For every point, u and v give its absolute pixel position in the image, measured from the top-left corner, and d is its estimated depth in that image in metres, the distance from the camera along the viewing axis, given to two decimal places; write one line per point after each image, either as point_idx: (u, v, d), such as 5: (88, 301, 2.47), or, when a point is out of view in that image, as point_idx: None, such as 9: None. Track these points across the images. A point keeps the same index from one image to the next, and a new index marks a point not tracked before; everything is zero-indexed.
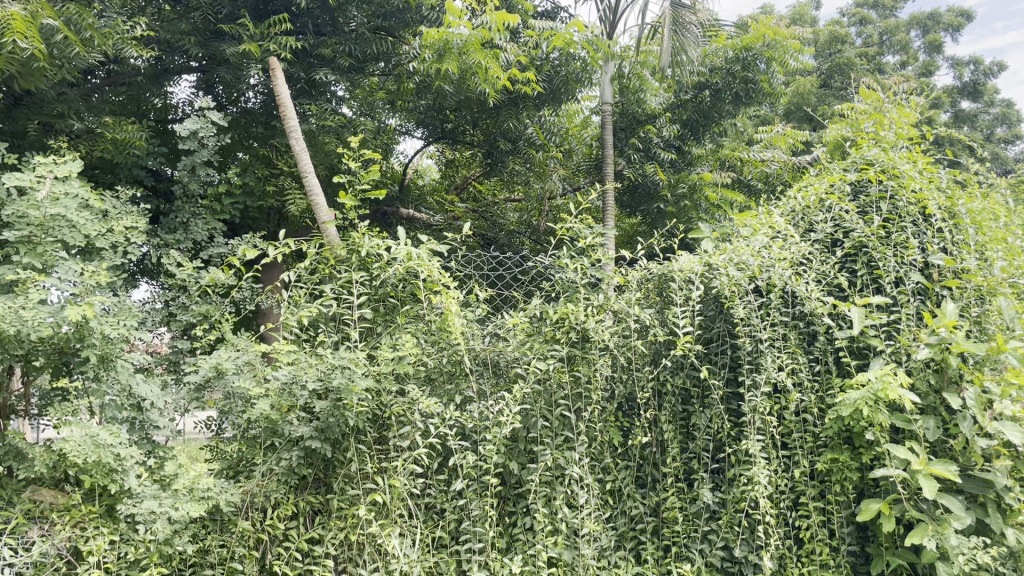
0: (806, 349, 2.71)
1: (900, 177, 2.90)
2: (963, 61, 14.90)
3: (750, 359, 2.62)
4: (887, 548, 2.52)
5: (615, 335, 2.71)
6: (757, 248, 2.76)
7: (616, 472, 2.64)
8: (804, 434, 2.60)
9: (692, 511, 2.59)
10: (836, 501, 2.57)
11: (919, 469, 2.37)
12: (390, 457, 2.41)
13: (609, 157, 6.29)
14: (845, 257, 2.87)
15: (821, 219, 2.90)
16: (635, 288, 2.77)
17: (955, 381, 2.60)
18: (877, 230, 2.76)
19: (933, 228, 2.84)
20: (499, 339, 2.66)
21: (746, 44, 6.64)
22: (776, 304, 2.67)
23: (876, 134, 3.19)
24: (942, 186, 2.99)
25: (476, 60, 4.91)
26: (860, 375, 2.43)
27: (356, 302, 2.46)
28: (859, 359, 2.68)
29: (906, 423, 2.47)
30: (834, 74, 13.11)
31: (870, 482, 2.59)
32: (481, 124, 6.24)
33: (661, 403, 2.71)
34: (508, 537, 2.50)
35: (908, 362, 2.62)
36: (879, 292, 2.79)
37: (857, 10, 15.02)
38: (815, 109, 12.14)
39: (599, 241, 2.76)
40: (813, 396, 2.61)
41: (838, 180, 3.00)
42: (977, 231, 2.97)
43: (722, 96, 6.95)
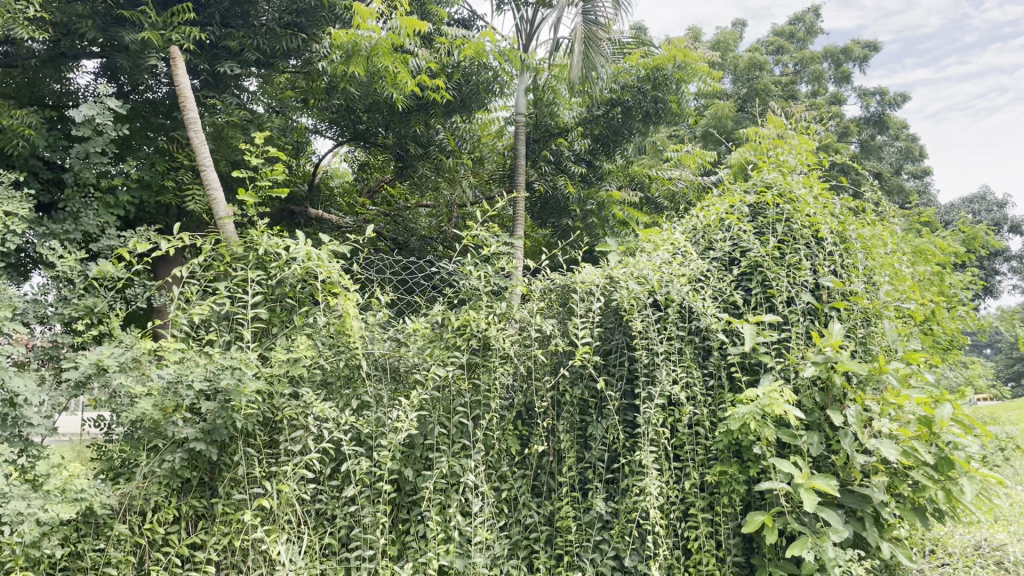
0: (701, 363, 2.78)
1: (796, 202, 3.02)
2: (871, 94, 15.73)
3: (647, 371, 2.65)
4: (770, 560, 2.60)
5: (516, 343, 2.71)
6: (658, 263, 2.81)
7: (513, 481, 2.65)
8: (696, 446, 2.66)
9: (585, 520, 2.61)
10: (723, 513, 2.63)
11: (801, 483, 2.44)
12: (280, 461, 2.36)
13: (521, 167, 6.33)
14: (741, 275, 2.96)
15: (721, 238, 2.98)
16: (538, 298, 2.80)
17: (839, 399, 2.70)
18: (772, 251, 2.86)
19: (824, 251, 2.96)
20: (399, 345, 2.63)
21: (657, 63, 6.82)
22: (673, 319, 2.72)
23: (777, 159, 3.31)
24: (835, 212, 3.13)
25: (384, 64, 4.91)
26: (749, 391, 2.49)
27: (250, 302, 2.38)
28: (750, 375, 2.75)
29: (791, 438, 2.55)
30: (753, 99, 13.67)
31: (757, 495, 2.67)
32: (395, 129, 6.20)
33: (559, 413, 2.73)
34: (400, 545, 2.48)
35: (795, 379, 2.70)
36: (772, 310, 2.88)
37: (774, 39, 15.72)
38: (729, 133, 12.58)
39: (504, 250, 2.75)
40: (705, 409, 2.68)
41: (738, 202, 3.10)
42: (866, 257, 3.09)
43: (632, 113, 7.09)
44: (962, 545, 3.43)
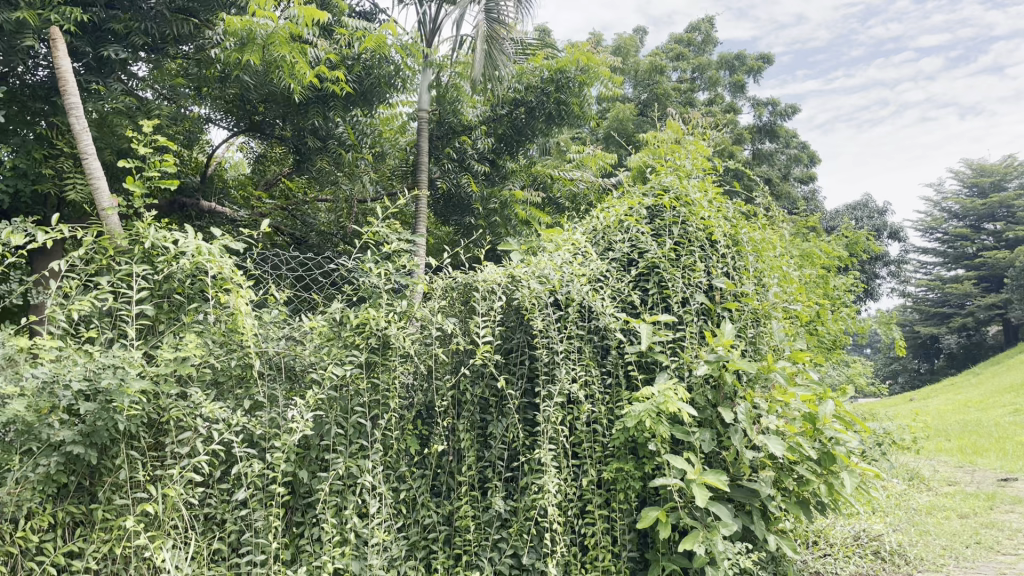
0: (599, 362, 2.81)
1: (691, 205, 3.11)
2: (763, 104, 16.33)
3: (546, 369, 2.66)
4: (663, 554, 2.66)
5: (416, 342, 2.67)
6: (559, 263, 2.82)
7: (411, 481, 2.60)
8: (594, 444, 2.69)
9: (484, 519, 2.61)
10: (619, 509, 2.68)
11: (694, 479, 2.50)
12: (166, 465, 2.26)
13: (424, 162, 6.29)
14: (639, 276, 3.02)
15: (620, 239, 3.03)
16: (439, 296, 2.77)
17: (729, 397, 2.78)
18: (668, 252, 2.93)
19: (717, 253, 3.06)
20: (294, 344, 2.58)
21: (561, 66, 7.04)
22: (573, 318, 2.74)
23: (674, 162, 3.39)
24: (728, 216, 3.24)
25: (281, 54, 4.78)
26: (644, 390, 2.53)
27: (135, 297, 2.26)
28: (647, 373, 2.81)
29: (685, 434, 2.60)
30: (652, 103, 13.98)
31: (651, 491, 2.73)
32: (291, 120, 6.02)
33: (459, 412, 2.71)
34: (294, 548, 2.41)
35: (690, 377, 2.77)
36: (667, 311, 2.95)
37: (673, 46, 15.96)
38: (630, 136, 12.81)
39: (406, 248, 2.71)
40: (603, 407, 2.71)
41: (637, 204, 3.16)
42: (756, 259, 3.25)
43: (535, 114, 7.27)
44: (842, 536, 3.61)
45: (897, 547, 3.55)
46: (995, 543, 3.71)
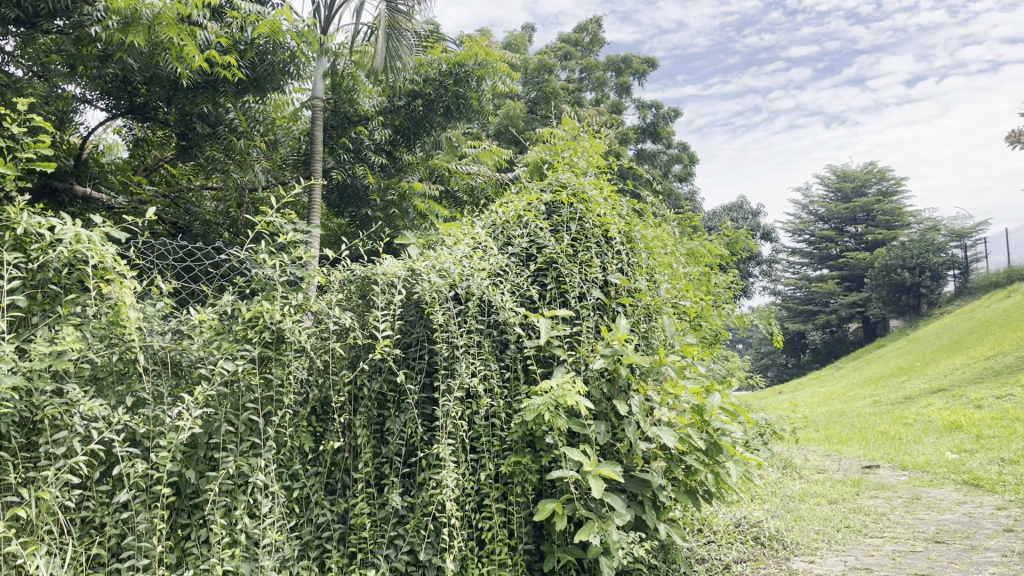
0: (497, 356, 2.82)
1: (588, 202, 3.16)
2: (647, 106, 16.86)
3: (446, 364, 2.64)
4: (558, 546, 2.69)
5: (312, 336, 2.57)
6: (459, 257, 2.80)
7: (305, 479, 2.51)
8: (492, 438, 2.68)
9: (380, 516, 2.56)
10: (516, 503, 2.69)
11: (589, 470, 2.54)
12: (39, 466, 2.10)
13: (319, 152, 6.20)
14: (537, 271, 3.04)
15: (519, 234, 3.04)
16: (336, 289, 2.66)
17: (623, 390, 2.85)
18: (566, 248, 2.97)
19: (613, 250, 3.13)
20: (182, 337, 2.43)
21: (460, 59, 7.05)
22: (473, 312, 2.73)
23: (570, 159, 3.43)
24: (622, 213, 3.32)
25: (168, 35, 4.57)
26: (543, 383, 2.55)
27: (6, 287, 2.09)
28: (545, 367, 2.85)
29: (581, 427, 2.64)
30: (541, 101, 14.19)
31: (547, 483, 2.76)
32: (177, 104, 5.80)
33: (356, 407, 2.63)
34: (179, 552, 2.30)
35: (586, 371, 2.82)
36: (564, 306, 2.99)
37: (561, 45, 16.31)
38: (520, 133, 12.95)
39: (302, 239, 2.62)
40: (502, 401, 2.71)
41: (535, 200, 3.18)
42: (648, 256, 3.36)
43: (434, 107, 7.25)
44: (725, 523, 3.79)
45: (775, 532, 3.74)
46: (862, 527, 3.95)
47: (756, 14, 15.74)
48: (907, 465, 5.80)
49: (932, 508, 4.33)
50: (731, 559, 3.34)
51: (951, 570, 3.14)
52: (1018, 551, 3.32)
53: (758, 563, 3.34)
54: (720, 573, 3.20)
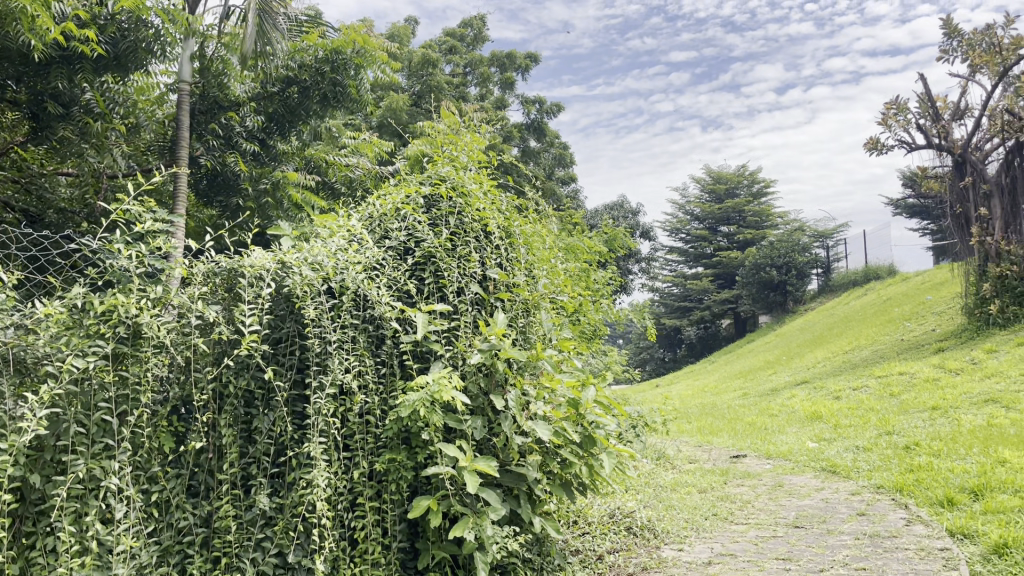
0: (373, 352, 2.75)
1: (467, 196, 3.12)
2: (531, 103, 17.06)
3: (318, 360, 2.56)
4: (433, 543, 2.66)
5: (172, 331, 2.41)
6: (333, 249, 2.72)
7: (165, 482, 2.38)
8: (366, 435, 2.62)
9: (247, 518, 2.45)
10: (390, 501, 2.64)
11: (465, 466, 2.52)
12: None
13: (184, 138, 5.89)
14: (414, 265, 2.99)
15: (396, 228, 2.97)
16: (200, 282, 2.50)
17: (500, 384, 2.85)
18: (444, 242, 2.94)
19: (491, 245, 3.13)
20: (27, 332, 2.23)
21: (336, 45, 6.93)
22: (347, 307, 2.66)
23: (451, 153, 3.39)
24: (502, 208, 3.31)
25: (22, 6, 4.26)
26: (419, 378, 2.51)
27: None
28: (421, 363, 2.81)
29: (458, 422, 2.61)
30: (426, 94, 14.12)
31: (423, 480, 2.72)
32: (27, 82, 5.51)
33: (221, 405, 2.51)
34: (22, 562, 2.13)
35: (463, 366, 2.80)
36: (442, 300, 2.96)
37: (446, 39, 16.28)
38: (404, 126, 12.86)
39: (162, 229, 2.47)
40: (376, 398, 2.66)
41: (413, 192, 3.12)
42: (527, 252, 3.38)
43: (310, 94, 7.06)
44: (600, 514, 3.89)
45: (646, 522, 3.84)
46: (728, 514, 4.11)
47: (637, 18, 16.20)
48: (772, 454, 6.09)
49: (793, 494, 4.55)
50: (604, 550, 3.43)
51: (808, 552, 3.31)
52: (869, 534, 3.53)
53: (630, 552, 3.43)
54: (593, 564, 3.27)
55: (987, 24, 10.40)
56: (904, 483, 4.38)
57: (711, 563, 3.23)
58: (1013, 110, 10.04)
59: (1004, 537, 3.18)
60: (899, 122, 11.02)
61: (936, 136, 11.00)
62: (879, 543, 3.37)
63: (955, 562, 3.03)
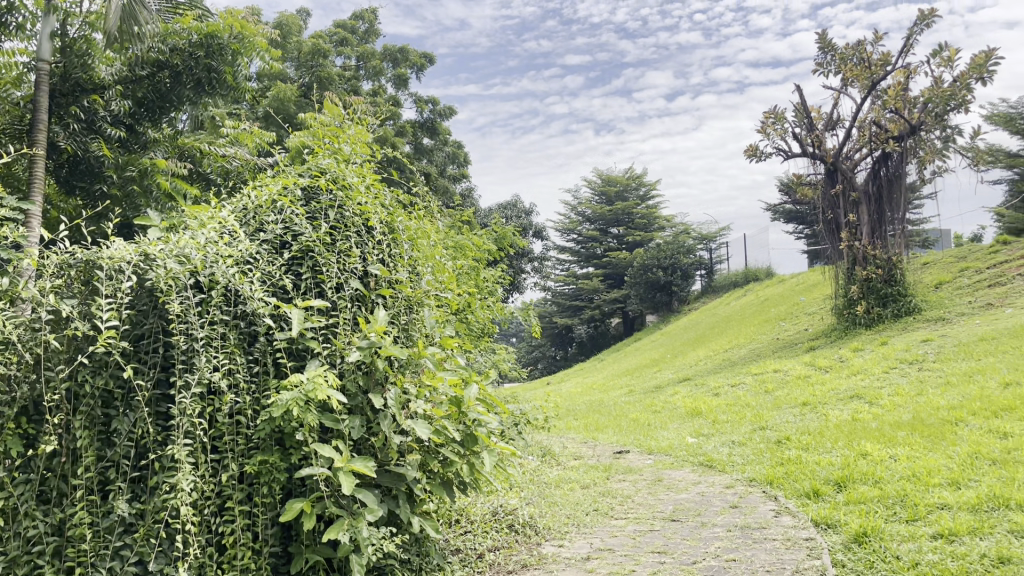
0: (245, 349, 2.63)
1: (348, 189, 3.05)
2: (424, 101, 16.95)
3: (184, 359, 2.44)
4: (307, 546, 2.58)
5: (19, 327, 2.25)
6: (202, 242, 2.60)
7: (11, 489, 2.22)
8: (236, 437, 2.51)
9: (104, 526, 2.31)
10: (262, 504, 2.54)
11: (341, 466, 2.45)
12: None
13: (42, 124, 5.58)
14: (291, 260, 2.89)
15: (272, 220, 2.87)
16: (52, 275, 2.34)
17: (380, 383, 2.79)
18: (323, 237, 2.86)
19: (373, 240, 3.06)
20: None
21: (211, 30, 6.77)
22: (217, 302, 2.54)
23: (333, 146, 3.31)
24: (385, 203, 3.25)
25: None
26: (292, 377, 2.42)
27: None
28: (297, 361, 2.72)
29: (334, 422, 2.54)
30: (316, 86, 13.83)
31: (297, 482, 2.63)
32: None
33: (76, 406, 2.35)
34: None
35: (341, 364, 2.73)
36: (320, 297, 2.87)
37: (337, 31, 15.98)
38: (292, 118, 12.56)
39: (10, 216, 2.29)
40: (248, 397, 2.54)
41: (292, 184, 3.01)
42: (410, 248, 3.34)
43: (182, 79, 6.88)
44: (482, 513, 3.90)
45: (528, 519, 3.87)
46: (609, 509, 4.18)
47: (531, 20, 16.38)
48: (653, 449, 6.24)
49: (671, 489, 4.68)
50: (484, 549, 3.42)
51: (682, 545, 3.40)
52: (740, 526, 3.66)
53: (510, 550, 3.44)
54: (473, 563, 3.26)
55: (857, 40, 10.98)
56: (774, 476, 4.58)
57: (590, 558, 3.28)
58: (879, 123, 10.70)
59: (864, 527, 3.36)
60: (777, 130, 11.53)
61: (811, 145, 11.57)
62: (750, 534, 3.50)
63: (818, 551, 3.17)
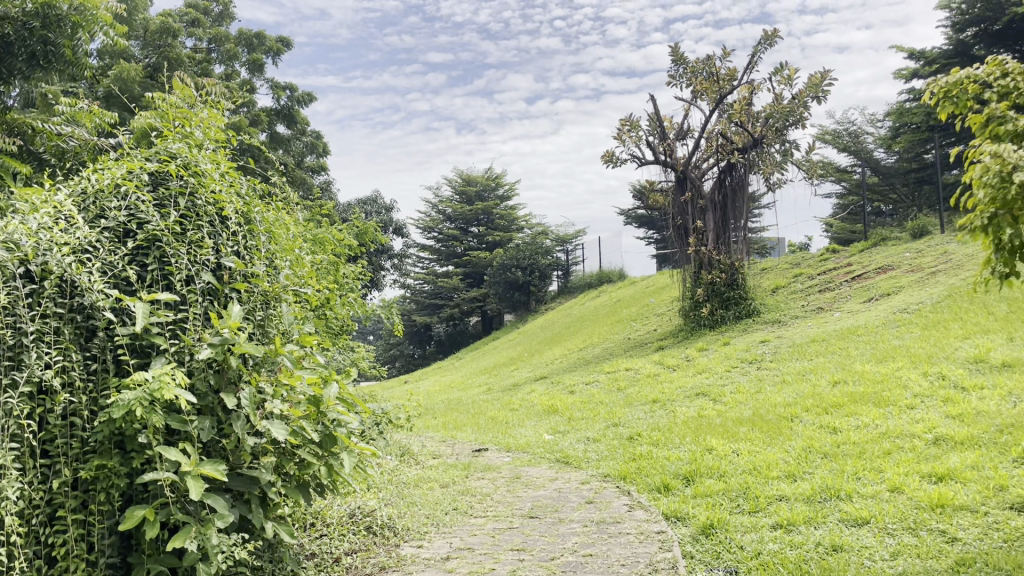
0: (81, 346, 2.42)
1: (201, 176, 2.88)
2: (281, 88, 16.39)
3: (10, 356, 2.21)
4: (149, 556, 2.41)
5: None
6: (34, 227, 2.36)
7: None
8: (70, 440, 2.31)
9: None
10: (98, 512, 2.35)
11: (189, 470, 2.31)
12: None
13: None
14: (136, 249, 2.69)
15: (114, 206, 2.65)
16: None
17: (232, 382, 2.65)
18: (172, 226, 2.68)
19: (227, 231, 2.91)
20: None
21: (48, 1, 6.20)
22: (50, 294, 2.33)
23: (184, 129, 3.11)
24: (242, 192, 3.11)
25: None
26: (136, 375, 2.26)
27: None
28: (140, 359, 2.53)
29: (181, 424, 2.39)
30: (164, 67, 13.10)
31: (139, 488, 2.45)
32: None
33: None
34: None
35: (190, 362, 2.57)
36: (168, 290, 2.69)
37: (189, 11, 15.22)
38: (136, 99, 11.83)
39: None
40: (84, 398, 2.34)
41: (137, 168, 2.80)
42: (267, 240, 3.21)
43: (14, 49, 6.30)
44: (339, 515, 3.79)
45: (387, 520, 3.80)
46: (468, 508, 4.17)
47: None
48: (512, 447, 6.29)
49: (529, 486, 4.73)
50: (341, 552, 3.33)
51: (541, 542, 3.44)
52: (596, 520, 3.75)
53: (368, 553, 3.36)
54: (328, 567, 3.16)
55: (708, 55, 11.51)
56: (627, 471, 4.71)
57: (449, 559, 3.25)
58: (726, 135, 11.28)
59: (711, 519, 3.52)
60: (632, 137, 11.93)
61: (663, 153, 12.05)
62: (606, 529, 3.58)
63: (670, 543, 3.28)
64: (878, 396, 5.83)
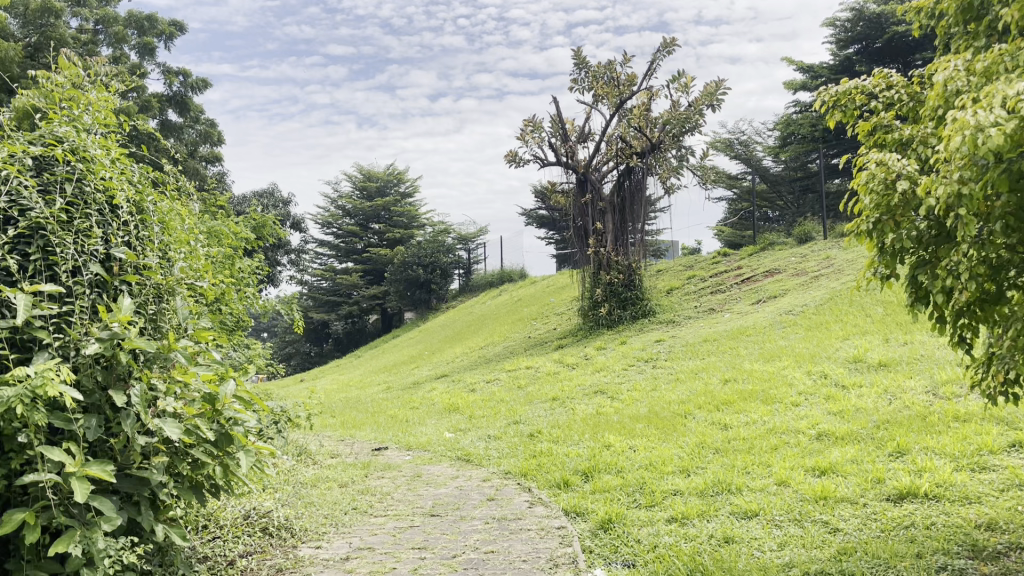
0: None
1: (90, 162, 2.73)
2: (174, 73, 15.75)
3: None
4: (27, 562, 2.27)
5: None
6: None
7: None
8: None
9: None
10: None
11: (73, 471, 2.18)
12: None
13: None
14: (17, 237, 2.52)
15: None
16: None
17: (121, 378, 2.53)
18: (58, 213, 2.53)
19: (118, 220, 2.78)
20: None
21: None
22: None
23: (71, 112, 2.95)
24: (133, 179, 2.98)
25: None
26: (16, 370, 2.12)
27: None
28: (21, 353, 2.37)
29: (66, 423, 2.26)
30: (45, 46, 12.39)
31: (17, 490, 2.31)
32: None
33: None
34: None
35: (75, 357, 2.43)
36: (52, 280, 2.55)
37: None
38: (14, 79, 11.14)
39: None
40: None
41: (20, 151, 2.63)
42: (160, 231, 3.09)
43: None
44: (233, 516, 3.67)
45: (284, 521, 3.70)
46: (368, 507, 4.12)
47: None
48: (412, 445, 6.25)
49: (430, 484, 4.72)
50: (235, 554, 3.23)
51: (442, 540, 3.43)
52: (497, 517, 3.76)
53: (263, 555, 3.27)
54: (221, 570, 3.05)
55: (609, 60, 11.72)
56: (527, 468, 4.76)
57: (348, 559, 3.20)
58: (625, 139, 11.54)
59: (609, 514, 3.59)
60: (535, 138, 12.04)
61: (565, 155, 12.22)
62: (507, 526, 3.60)
63: (569, 538, 3.33)
64: (765, 394, 6.08)
